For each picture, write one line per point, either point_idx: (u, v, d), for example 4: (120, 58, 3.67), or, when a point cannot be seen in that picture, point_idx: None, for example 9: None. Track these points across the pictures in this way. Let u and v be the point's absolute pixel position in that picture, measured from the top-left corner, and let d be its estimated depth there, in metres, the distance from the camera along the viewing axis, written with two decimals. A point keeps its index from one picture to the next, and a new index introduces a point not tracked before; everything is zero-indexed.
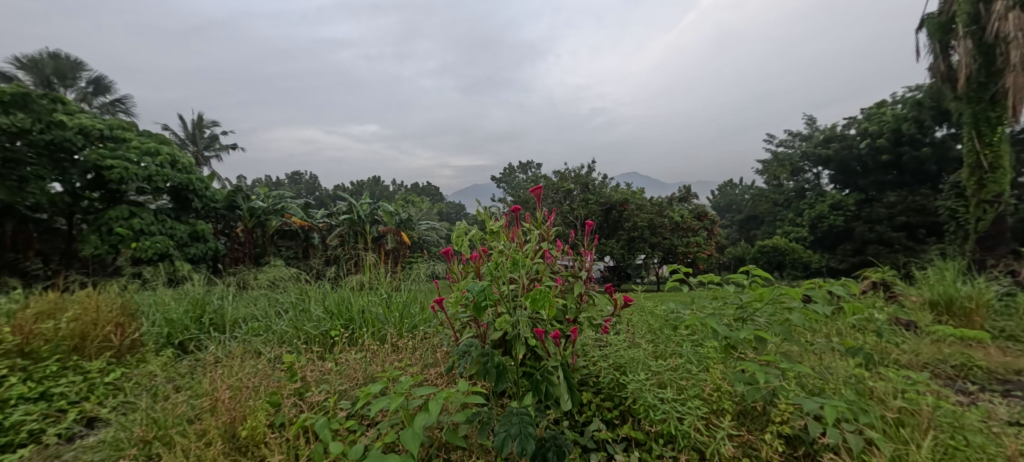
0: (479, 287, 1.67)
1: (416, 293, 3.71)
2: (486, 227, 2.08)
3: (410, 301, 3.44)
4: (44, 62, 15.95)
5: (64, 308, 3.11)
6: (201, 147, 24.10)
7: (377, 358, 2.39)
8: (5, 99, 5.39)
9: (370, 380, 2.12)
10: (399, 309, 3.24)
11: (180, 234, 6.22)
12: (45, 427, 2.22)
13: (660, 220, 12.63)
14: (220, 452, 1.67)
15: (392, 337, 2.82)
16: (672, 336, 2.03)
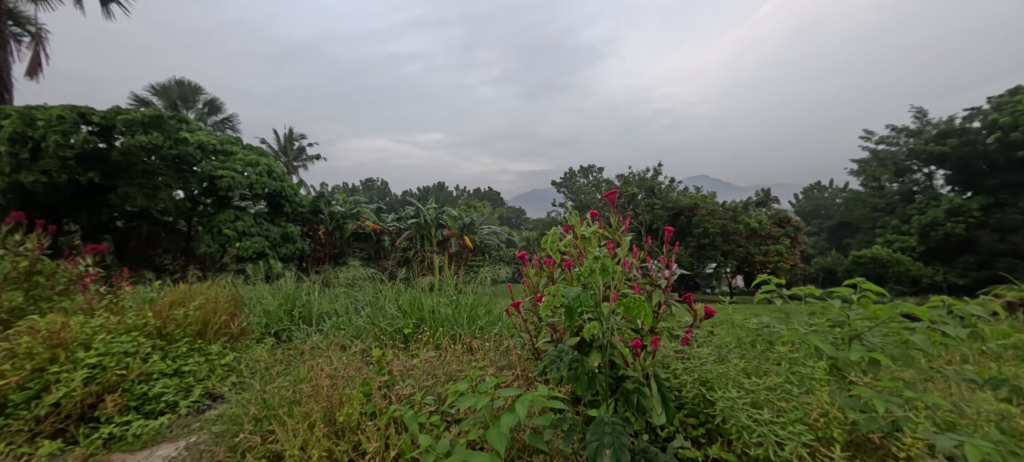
0: (574, 292, 1.67)
1: (481, 296, 3.79)
2: (578, 231, 1.98)
3: (477, 303, 3.53)
4: (172, 87, 18.62)
5: (190, 297, 3.56)
6: (291, 158, 26.56)
7: (453, 357, 2.45)
8: (145, 121, 6.38)
9: (450, 378, 2.18)
10: (467, 310, 3.31)
11: (275, 235, 6.88)
12: (178, 399, 2.56)
13: (734, 226, 11.90)
14: (324, 433, 1.83)
15: (465, 338, 2.90)
16: (766, 352, 1.88)
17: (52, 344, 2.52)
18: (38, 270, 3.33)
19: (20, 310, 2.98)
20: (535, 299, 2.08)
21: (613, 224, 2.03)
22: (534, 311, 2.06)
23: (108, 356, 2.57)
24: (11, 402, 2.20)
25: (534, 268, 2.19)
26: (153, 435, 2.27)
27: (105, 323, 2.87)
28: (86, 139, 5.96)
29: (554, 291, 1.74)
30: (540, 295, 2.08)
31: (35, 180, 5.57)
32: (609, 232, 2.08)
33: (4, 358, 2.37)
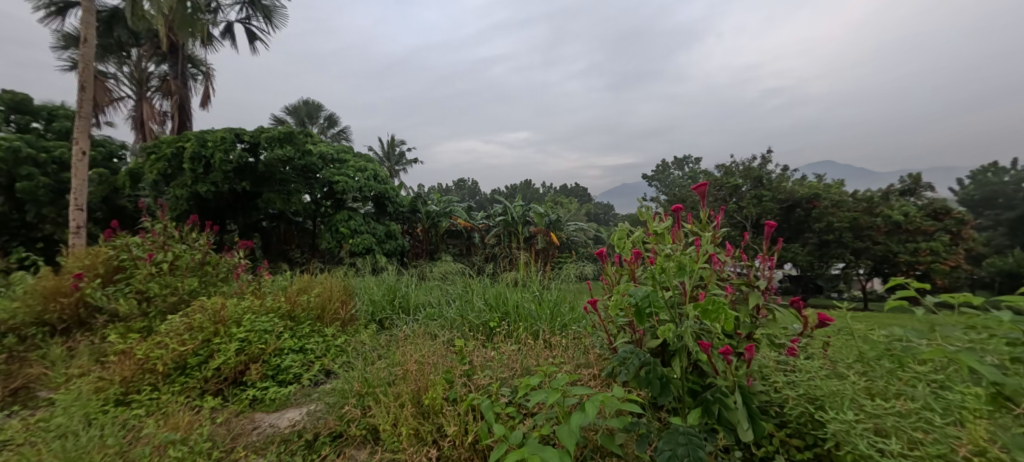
0: (642, 292, 1.61)
1: (566, 292, 3.75)
2: (650, 227, 1.95)
3: (561, 300, 3.51)
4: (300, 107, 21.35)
5: (312, 286, 4.04)
6: (394, 163, 28.85)
7: (532, 352, 2.48)
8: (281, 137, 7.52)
9: (526, 372, 2.22)
10: (551, 307, 3.31)
11: (380, 233, 7.58)
12: (303, 371, 2.86)
13: (871, 220, 10.10)
14: (412, 413, 1.99)
15: (545, 334, 2.91)
16: (897, 372, 1.55)
17: (215, 319, 3.02)
18: (207, 262, 3.90)
19: (194, 292, 3.60)
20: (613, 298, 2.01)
21: (699, 219, 1.88)
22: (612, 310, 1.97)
23: (252, 332, 2.99)
24: (190, 364, 2.71)
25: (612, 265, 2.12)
26: (282, 402, 2.57)
27: (250, 305, 3.36)
28: (241, 155, 7.26)
29: (623, 289, 1.68)
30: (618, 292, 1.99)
31: (207, 189, 6.95)
32: (695, 227, 1.93)
33: (183, 330, 2.91)
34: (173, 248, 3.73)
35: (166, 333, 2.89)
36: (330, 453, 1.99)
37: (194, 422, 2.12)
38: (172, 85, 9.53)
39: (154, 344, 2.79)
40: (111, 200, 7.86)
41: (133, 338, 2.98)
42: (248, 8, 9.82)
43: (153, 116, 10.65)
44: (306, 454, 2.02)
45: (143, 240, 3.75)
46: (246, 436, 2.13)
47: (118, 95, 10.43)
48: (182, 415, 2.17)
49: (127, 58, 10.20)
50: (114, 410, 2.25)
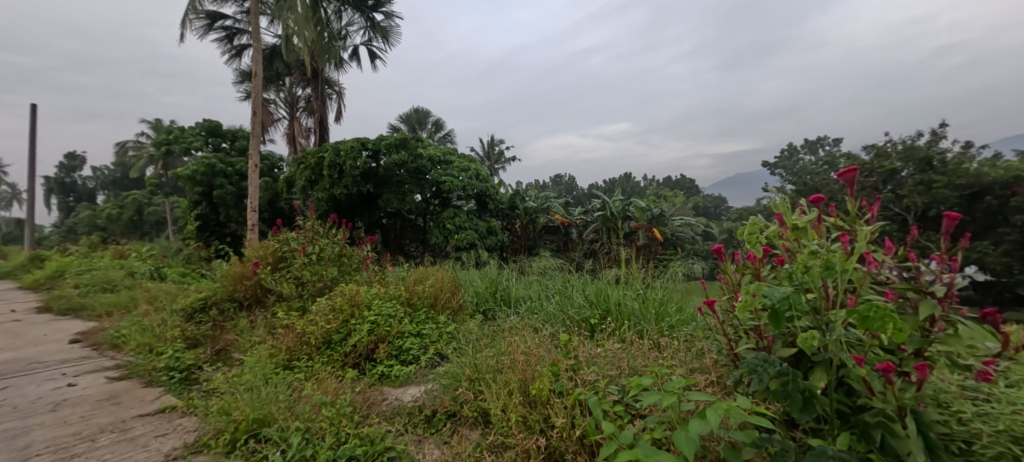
0: (780, 293, 1.43)
1: (671, 291, 3.61)
2: (788, 221, 1.65)
3: (667, 299, 3.39)
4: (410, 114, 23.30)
5: (426, 277, 4.48)
6: (494, 162, 30.04)
7: (639, 352, 2.46)
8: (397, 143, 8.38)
9: (635, 372, 2.23)
10: (656, 306, 3.23)
11: (481, 229, 8.04)
12: (420, 353, 3.21)
13: None
14: (519, 401, 2.14)
15: (652, 335, 2.86)
16: None
17: (352, 303, 3.56)
18: (344, 254, 4.55)
19: (336, 279, 4.25)
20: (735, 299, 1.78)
21: (847, 211, 1.64)
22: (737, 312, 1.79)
23: (380, 316, 3.45)
24: (334, 340, 3.23)
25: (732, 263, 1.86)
26: (404, 379, 2.93)
27: (377, 292, 3.88)
28: (365, 162, 8.26)
29: (753, 289, 1.52)
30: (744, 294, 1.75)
31: (340, 192, 8.16)
32: (843, 222, 1.68)
33: (328, 311, 3.48)
34: (319, 241, 4.45)
35: (316, 314, 3.47)
36: (446, 428, 2.24)
37: (339, 389, 2.55)
38: (314, 105, 11.13)
39: (308, 322, 3.39)
40: (272, 203, 9.54)
41: (292, 317, 3.65)
42: (370, 31, 11.04)
43: (300, 132, 12.58)
44: (427, 427, 2.30)
45: (298, 235, 4.56)
46: (378, 405, 2.49)
47: (276, 117, 12.53)
48: (330, 382, 2.61)
49: (282, 85, 12.19)
50: (282, 373, 2.79)
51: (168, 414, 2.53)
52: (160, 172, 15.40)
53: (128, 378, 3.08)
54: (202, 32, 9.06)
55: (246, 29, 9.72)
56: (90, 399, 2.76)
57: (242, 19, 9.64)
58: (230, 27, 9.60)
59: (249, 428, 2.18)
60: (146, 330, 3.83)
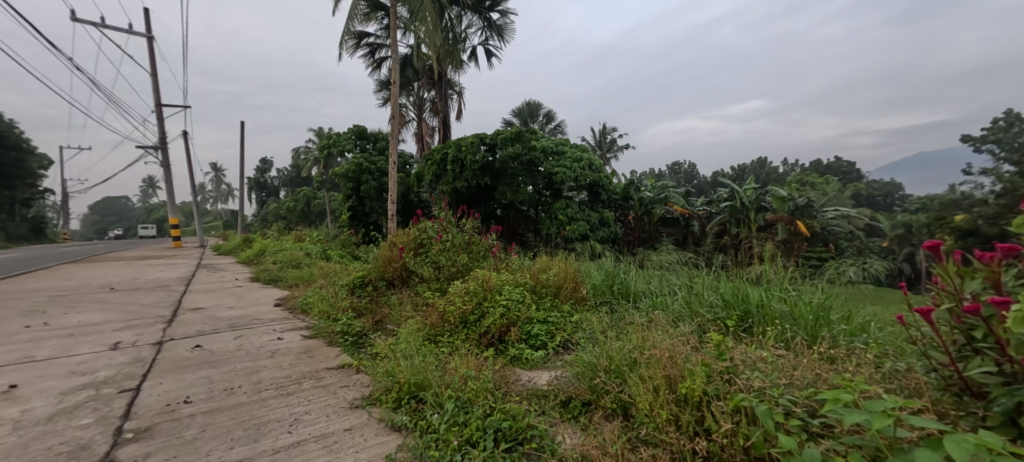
0: None
1: (832, 296, 3.15)
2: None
3: (830, 304, 2.93)
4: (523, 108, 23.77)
5: (548, 266, 4.62)
6: (607, 151, 29.22)
7: (812, 361, 2.16)
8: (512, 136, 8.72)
9: (810, 385, 1.95)
10: (815, 311, 2.78)
11: (594, 220, 7.95)
12: (548, 341, 3.36)
13: None
14: (668, 398, 2.10)
15: (817, 342, 2.50)
16: None
17: (484, 287, 3.86)
18: (471, 242, 4.92)
19: (466, 265, 4.62)
20: (961, 310, 1.41)
21: None
22: (964, 327, 1.39)
23: (510, 301, 3.68)
24: (470, 320, 3.55)
25: (953, 265, 1.49)
26: (535, 363, 3.09)
27: (506, 278, 4.14)
28: (483, 156, 8.75)
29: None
30: (978, 303, 1.37)
31: (461, 185, 8.81)
32: None
33: (464, 294, 3.81)
34: (450, 231, 4.91)
35: (451, 297, 3.82)
36: (585, 416, 2.32)
37: (480, 366, 2.83)
38: (439, 105, 12.11)
39: (447, 302, 3.77)
40: (404, 196, 10.65)
41: (434, 297, 4.10)
42: (487, 31, 11.59)
43: (426, 131, 13.80)
44: (564, 411, 2.42)
45: (434, 225, 5.06)
46: (516, 385, 2.70)
47: (407, 119, 13.89)
48: (470, 358, 2.91)
49: (412, 90, 13.45)
50: (430, 347, 3.16)
51: (347, 370, 3.10)
52: (322, 171, 18.32)
53: (317, 338, 3.77)
54: (351, 50, 10.46)
55: (386, 43, 10.93)
56: (293, 351, 3.49)
57: (382, 35, 10.86)
58: (373, 43, 10.91)
59: (410, 389, 2.59)
60: (323, 299, 4.68)
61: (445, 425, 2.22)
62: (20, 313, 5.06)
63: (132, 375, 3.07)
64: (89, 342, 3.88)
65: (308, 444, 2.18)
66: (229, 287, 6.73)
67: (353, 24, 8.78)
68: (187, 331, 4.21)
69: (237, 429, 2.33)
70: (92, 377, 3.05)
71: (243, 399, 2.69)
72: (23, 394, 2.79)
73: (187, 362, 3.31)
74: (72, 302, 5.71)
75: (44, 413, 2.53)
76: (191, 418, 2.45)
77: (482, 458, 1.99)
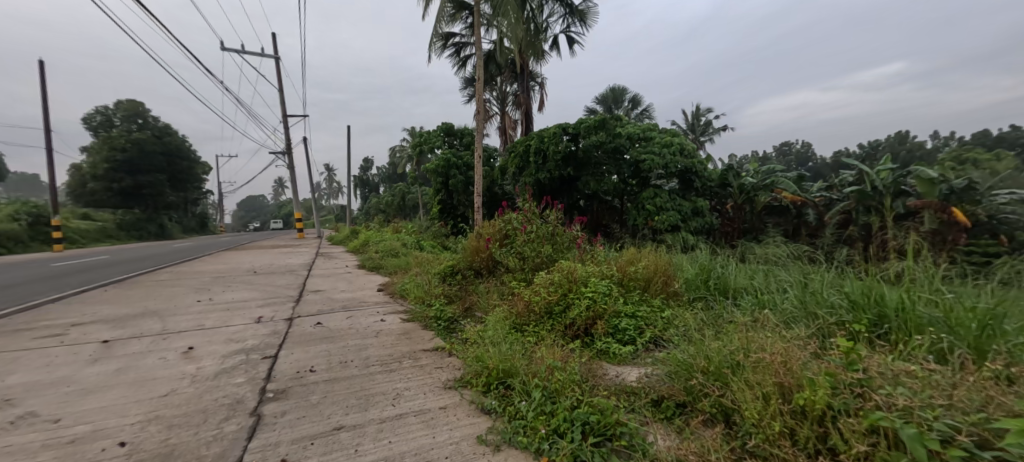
0: None
1: (1005, 301, 2.55)
2: None
3: (1002, 310, 2.38)
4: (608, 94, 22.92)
5: (637, 258, 4.41)
6: (700, 133, 27.09)
7: (982, 379, 1.77)
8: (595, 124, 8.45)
9: (977, 409, 1.60)
10: (984, 312, 2.30)
11: (686, 210, 7.41)
12: (636, 336, 3.20)
13: None
14: (780, 408, 1.87)
15: (982, 358, 2.05)
16: None
17: (569, 279, 3.78)
18: (556, 233, 4.85)
19: (550, 257, 4.58)
20: None
21: None
22: None
23: (596, 293, 3.57)
24: (554, 311, 3.51)
25: None
26: (623, 359, 2.95)
27: (593, 270, 4.02)
28: (566, 146, 8.61)
29: None
30: None
31: (543, 176, 8.79)
32: None
33: (549, 285, 3.77)
34: (533, 224, 4.86)
35: (537, 289, 3.80)
36: (679, 419, 2.16)
37: (566, 358, 2.78)
38: (521, 98, 12.15)
39: (533, 292, 3.77)
40: (489, 189, 10.97)
41: (520, 287, 4.14)
42: (569, 17, 11.32)
43: (510, 124, 13.97)
44: (656, 411, 2.27)
45: (519, 217, 5.08)
46: (603, 380, 2.60)
47: (491, 113, 14.19)
48: (557, 350, 2.87)
49: (495, 85, 13.65)
50: (516, 336, 3.18)
51: (440, 352, 3.26)
52: (415, 167, 19.53)
53: (413, 321, 4.01)
54: (439, 51, 10.91)
55: (470, 41, 11.22)
56: (394, 332, 3.76)
57: (466, 34, 11.16)
58: (459, 42, 11.25)
59: (498, 376, 2.63)
60: (419, 286, 4.97)
61: (533, 412, 2.22)
62: (193, 290, 6.19)
63: (272, 345, 3.57)
64: (241, 315, 4.61)
65: (408, 418, 2.33)
66: (341, 273, 7.50)
67: (440, 26, 9.14)
68: (311, 309, 4.78)
69: (351, 397, 2.59)
70: (244, 344, 3.61)
71: (355, 371, 2.97)
72: (197, 354, 3.40)
73: (311, 336, 3.75)
74: (227, 282, 6.83)
75: (211, 371, 3.05)
76: (315, 385, 2.78)
77: (570, 450, 1.94)
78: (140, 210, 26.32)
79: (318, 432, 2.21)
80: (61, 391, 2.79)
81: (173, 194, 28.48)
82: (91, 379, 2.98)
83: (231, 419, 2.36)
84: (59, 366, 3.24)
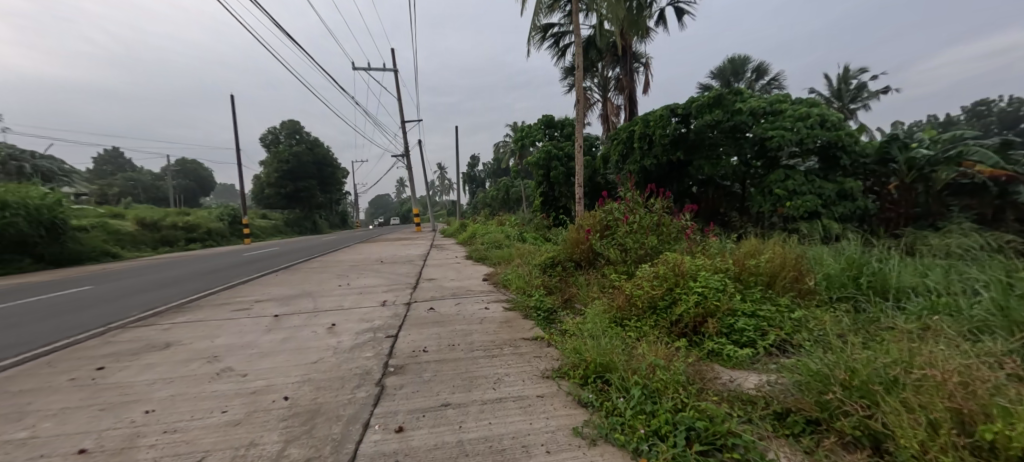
0: None
1: None
2: None
3: None
4: (725, 67, 20.65)
5: (762, 251, 3.87)
6: (847, 100, 22.93)
7: None
8: (711, 101, 7.70)
9: None
10: None
11: (829, 193, 6.34)
12: (757, 338, 2.79)
13: None
14: (955, 440, 1.44)
15: None
16: None
17: (676, 272, 3.44)
18: (662, 223, 4.48)
19: (656, 248, 4.25)
20: None
21: None
22: None
23: (708, 288, 3.21)
24: (659, 305, 3.22)
25: None
26: (740, 362, 2.59)
27: (704, 262, 3.62)
28: (675, 128, 8.00)
29: None
30: None
31: (650, 162, 8.30)
32: None
33: (653, 278, 3.50)
34: (637, 212, 4.56)
35: (640, 280, 3.55)
36: (811, 438, 1.80)
37: (670, 356, 2.53)
38: (624, 82, 11.55)
39: (635, 286, 3.53)
40: (591, 179, 10.69)
41: (621, 279, 3.91)
42: None
43: (612, 110, 13.40)
44: (778, 426, 1.92)
45: (620, 205, 4.81)
46: (714, 383, 2.31)
47: (592, 101, 13.78)
48: (660, 347, 2.63)
49: (596, 71, 13.20)
50: (616, 330, 2.99)
51: (539, 342, 3.22)
52: (521, 160, 19.90)
53: (515, 310, 4.05)
54: (539, 44, 10.88)
55: (569, 29, 10.97)
56: (498, 319, 3.82)
57: (566, 22, 10.93)
58: (557, 32, 11.08)
59: (596, 369, 2.50)
60: (521, 276, 5.01)
61: (631, 410, 2.03)
62: (335, 275, 7.13)
63: (394, 325, 3.90)
64: (370, 298, 5.14)
65: (507, 402, 2.32)
66: (450, 263, 7.96)
67: (539, 18, 9.08)
68: (427, 295, 5.13)
69: (457, 378, 2.67)
70: (372, 323, 4.01)
71: (461, 354, 3.08)
72: (338, 330, 3.86)
73: (425, 320, 4.02)
74: (360, 270, 7.71)
75: (348, 345, 3.43)
76: (428, 363, 2.94)
77: (672, 455, 1.73)
78: (300, 210, 31.35)
79: (428, 406, 2.32)
80: (247, 352, 3.38)
81: (325, 196, 33.36)
82: (266, 344, 3.57)
83: (361, 386, 2.61)
84: (245, 332, 3.95)
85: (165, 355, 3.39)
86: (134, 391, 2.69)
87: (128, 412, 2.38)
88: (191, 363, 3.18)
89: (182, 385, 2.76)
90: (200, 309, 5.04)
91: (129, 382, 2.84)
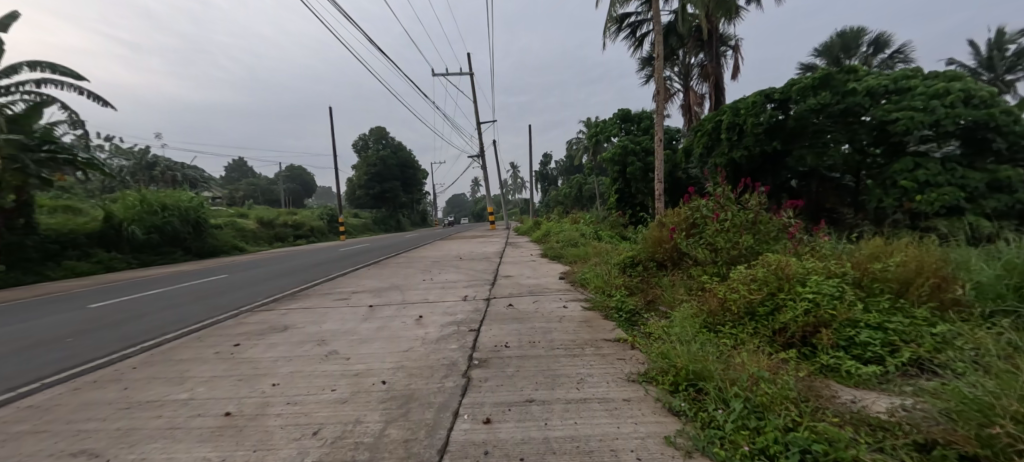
0: None
1: None
2: None
3: None
4: (834, 43, 18.26)
5: (890, 252, 3.38)
6: (1000, 71, 19.04)
7: None
8: (817, 82, 6.84)
9: None
10: None
11: (976, 185, 5.33)
12: (886, 354, 2.41)
13: None
14: None
15: None
16: None
17: (779, 275, 3.11)
18: (758, 220, 4.09)
19: (752, 248, 3.89)
20: None
21: None
22: None
23: (820, 294, 2.85)
24: (759, 312, 2.94)
25: None
26: (863, 381, 2.25)
27: (815, 265, 3.22)
28: (771, 115, 7.27)
29: None
30: None
31: (740, 154, 7.60)
32: None
33: (752, 281, 3.20)
34: (729, 209, 4.24)
35: (737, 283, 3.28)
36: None
37: (776, 369, 2.29)
38: (710, 68, 10.72)
39: (729, 289, 3.25)
40: (671, 175, 10.06)
41: (712, 282, 3.64)
42: None
43: (695, 99, 12.51)
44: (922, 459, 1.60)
45: (708, 202, 4.48)
46: (832, 403, 2.04)
47: (673, 91, 12.99)
48: (763, 358, 2.39)
49: (677, 59, 12.41)
50: (710, 337, 2.79)
51: (622, 344, 3.11)
52: (597, 157, 19.46)
53: (594, 310, 3.96)
54: (615, 36, 10.52)
55: (647, 17, 10.46)
56: (577, 318, 3.77)
57: (644, 10, 10.44)
58: (635, 22, 10.61)
59: (688, 376, 2.34)
60: (599, 275, 4.89)
61: (731, 424, 1.87)
62: (419, 270, 7.56)
63: (476, 319, 4.02)
64: (453, 293, 5.36)
65: (593, 403, 2.27)
66: (526, 260, 8.04)
67: (615, 9, 8.77)
68: (505, 291, 5.23)
69: (539, 375, 2.68)
70: (456, 317, 4.18)
71: (542, 351, 3.08)
72: (424, 322, 4.08)
73: (504, 315, 4.09)
74: (442, 265, 8.09)
75: (434, 336, 3.60)
76: (509, 358, 2.98)
77: None
78: (387, 210, 33.78)
79: (513, 400, 2.35)
80: (349, 337, 3.71)
81: (409, 196, 35.56)
82: (364, 332, 3.89)
83: (449, 376, 2.73)
84: (346, 320, 4.34)
85: (284, 336, 3.84)
86: (262, 365, 3.09)
87: (260, 384, 2.74)
88: (304, 345, 3.57)
89: (299, 363, 3.11)
90: (309, 298, 5.64)
91: (258, 358, 3.27)
